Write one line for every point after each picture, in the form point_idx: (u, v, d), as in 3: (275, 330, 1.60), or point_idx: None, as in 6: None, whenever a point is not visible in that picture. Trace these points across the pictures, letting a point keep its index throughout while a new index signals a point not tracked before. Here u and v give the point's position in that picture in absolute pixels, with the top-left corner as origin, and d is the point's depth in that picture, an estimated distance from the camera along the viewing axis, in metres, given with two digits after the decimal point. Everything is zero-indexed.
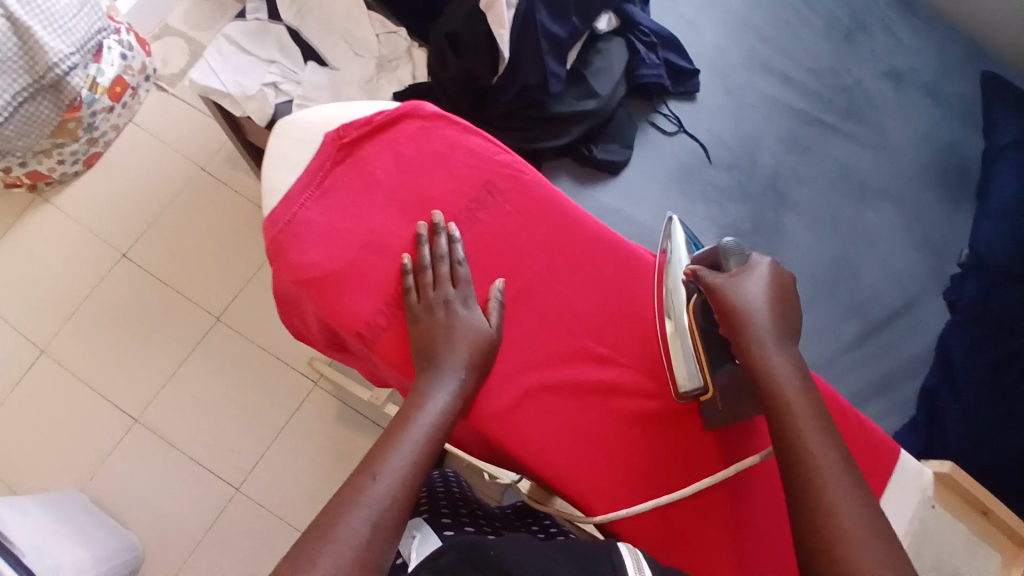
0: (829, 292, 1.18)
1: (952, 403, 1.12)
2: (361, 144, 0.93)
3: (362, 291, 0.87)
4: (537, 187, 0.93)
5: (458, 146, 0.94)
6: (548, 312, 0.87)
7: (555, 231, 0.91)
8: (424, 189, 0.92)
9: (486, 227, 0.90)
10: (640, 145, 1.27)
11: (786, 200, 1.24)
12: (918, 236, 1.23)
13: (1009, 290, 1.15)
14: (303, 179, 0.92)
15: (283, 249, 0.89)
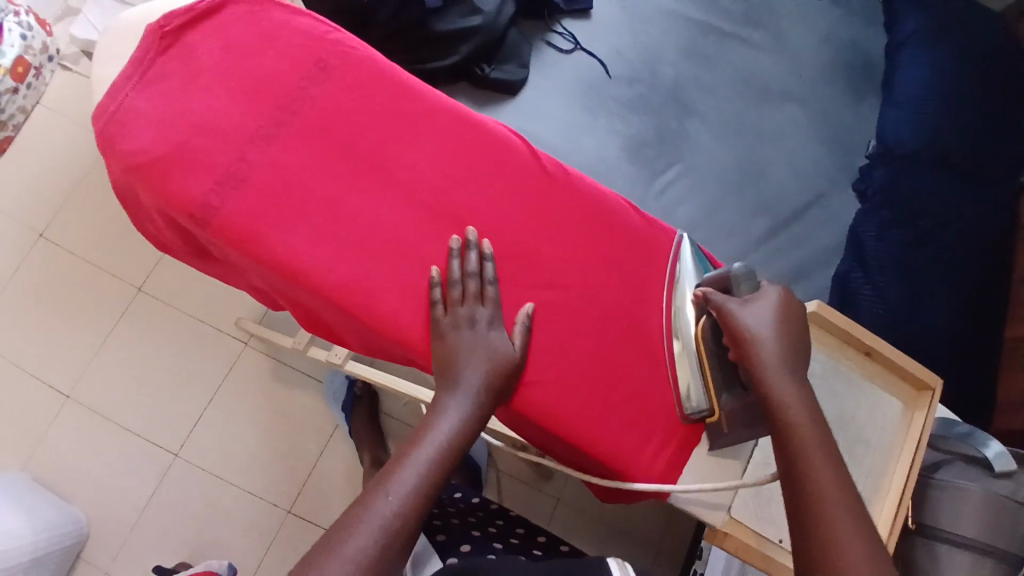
0: (737, 190, 1.27)
1: (865, 283, 1.17)
2: (185, 29, 0.70)
3: (232, 191, 0.66)
4: (370, 62, 0.71)
5: (288, 30, 0.71)
6: (411, 192, 0.70)
7: (439, 116, 0.73)
8: (281, 74, 0.69)
9: (342, 119, 0.69)
10: (538, 64, 1.29)
11: (689, 108, 1.31)
12: (830, 161, 1.31)
13: (915, 171, 1.22)
14: (127, 70, 0.69)
15: (114, 144, 0.67)
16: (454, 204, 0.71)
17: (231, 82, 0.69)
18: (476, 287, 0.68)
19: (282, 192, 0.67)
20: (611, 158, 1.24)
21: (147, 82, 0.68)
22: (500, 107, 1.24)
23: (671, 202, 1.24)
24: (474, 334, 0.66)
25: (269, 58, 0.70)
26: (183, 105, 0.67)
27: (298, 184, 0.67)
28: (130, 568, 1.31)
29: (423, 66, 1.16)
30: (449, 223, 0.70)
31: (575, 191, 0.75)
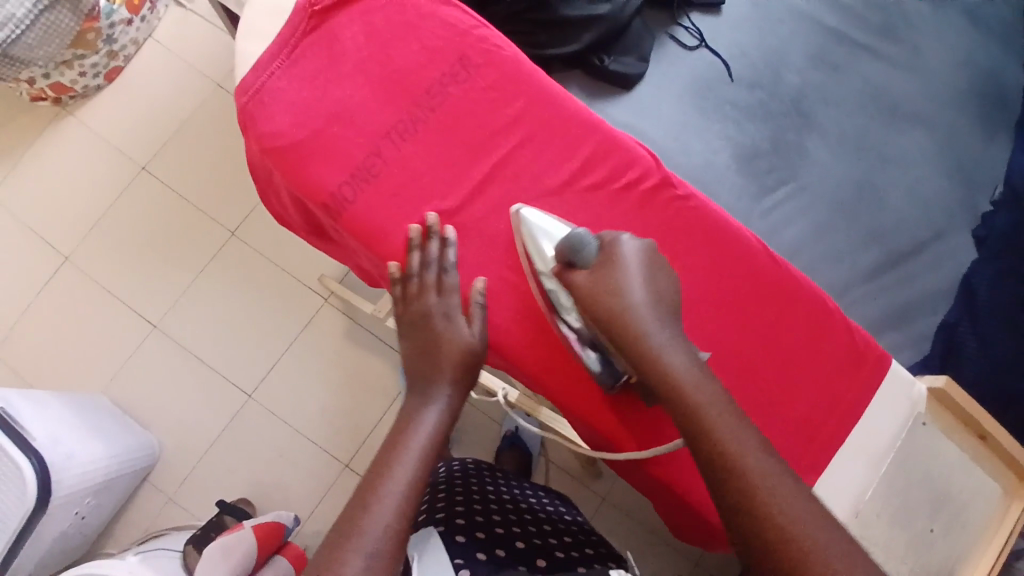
0: (850, 215, 1.19)
1: (970, 333, 1.12)
2: (335, 12, 0.71)
3: (360, 186, 0.67)
4: (513, 63, 0.70)
5: (435, 22, 0.71)
6: (533, 202, 0.69)
7: (572, 125, 0.70)
8: (420, 69, 0.70)
9: (475, 121, 0.69)
10: (659, 58, 1.23)
11: (810, 120, 1.23)
12: (954, 197, 1.21)
13: None
14: (272, 45, 0.70)
15: (255, 119, 0.69)
16: (573, 220, 0.69)
17: (373, 73, 0.69)
18: (437, 277, 0.66)
19: (408, 194, 0.68)
20: (721, 166, 1.18)
21: (294, 62, 0.69)
22: (614, 99, 1.18)
23: (778, 221, 1.17)
24: (441, 328, 0.65)
25: (413, 52, 0.70)
26: (322, 90, 0.68)
27: (423, 185, 0.68)
28: (195, 497, 1.39)
29: (542, 51, 1.10)
30: (565, 240, 0.69)
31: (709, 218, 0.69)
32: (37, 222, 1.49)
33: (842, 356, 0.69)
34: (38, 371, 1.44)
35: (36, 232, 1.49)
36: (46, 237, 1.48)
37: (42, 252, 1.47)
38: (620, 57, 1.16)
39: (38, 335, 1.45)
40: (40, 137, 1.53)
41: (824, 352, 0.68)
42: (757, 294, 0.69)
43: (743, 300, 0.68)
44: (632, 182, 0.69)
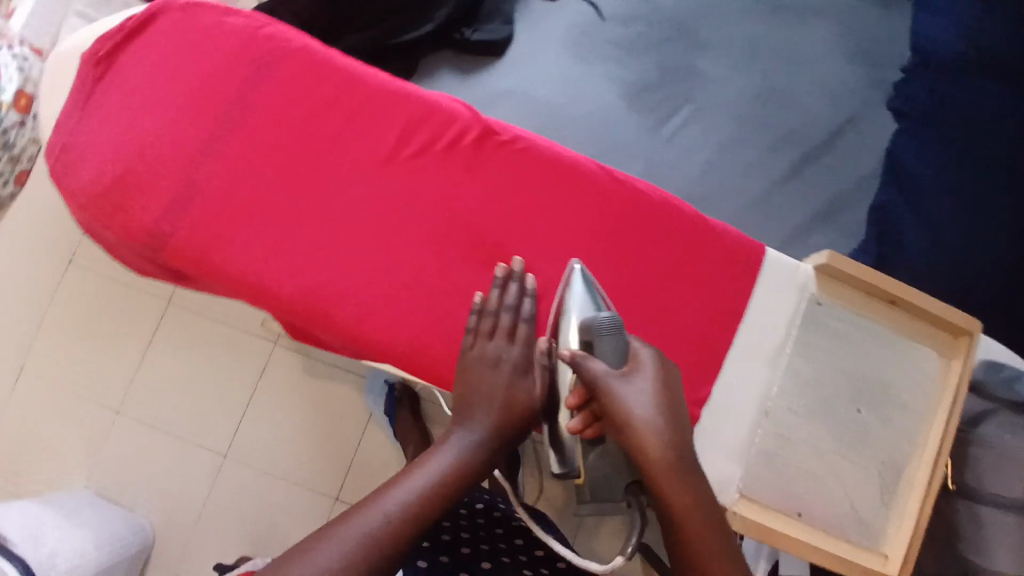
0: (756, 125, 1.15)
1: (907, 212, 1.02)
2: (118, 54, 0.71)
3: (183, 215, 0.67)
4: (305, 52, 0.70)
5: (216, 34, 0.70)
6: (367, 184, 0.69)
7: (380, 100, 0.69)
8: (213, 84, 0.69)
9: (274, 117, 0.68)
10: (523, 19, 1.19)
11: (696, 40, 1.19)
12: (861, 76, 1.16)
13: (961, 72, 1.00)
14: (68, 104, 0.71)
15: (68, 177, 0.69)
16: (410, 194, 0.69)
17: (170, 101, 0.69)
18: (494, 322, 0.66)
19: (233, 210, 0.67)
20: (611, 110, 1.14)
21: (90, 110, 0.70)
22: (490, 69, 1.15)
23: (684, 149, 1.14)
24: (489, 368, 0.64)
25: (204, 68, 0.69)
26: (122, 131, 0.68)
27: (246, 197, 0.68)
28: (197, 565, 1.39)
29: (398, 40, 1.06)
30: (409, 217, 0.69)
31: (539, 158, 0.69)
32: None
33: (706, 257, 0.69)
34: (20, 482, 1.45)
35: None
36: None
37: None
38: (482, 26, 1.13)
39: (12, 447, 1.46)
40: None
41: (688, 260, 0.69)
42: (610, 222, 0.69)
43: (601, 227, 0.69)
44: (454, 138, 0.68)
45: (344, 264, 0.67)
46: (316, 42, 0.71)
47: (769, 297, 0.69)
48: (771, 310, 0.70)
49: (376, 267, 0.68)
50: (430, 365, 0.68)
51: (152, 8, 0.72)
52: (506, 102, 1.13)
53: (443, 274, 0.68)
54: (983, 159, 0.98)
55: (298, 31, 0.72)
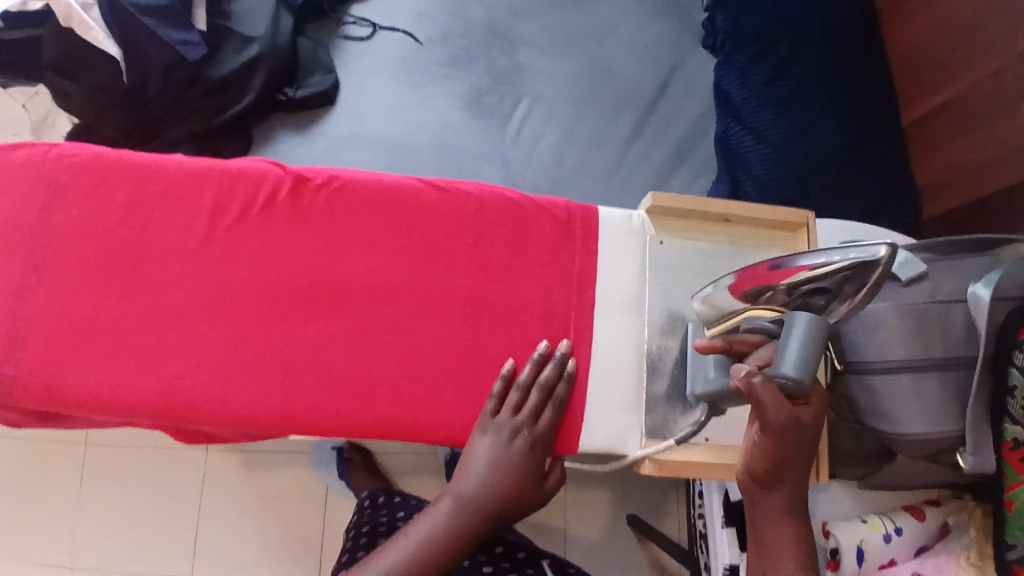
0: (591, 98, 1.19)
1: (744, 133, 1.07)
2: None
3: (21, 356, 0.62)
4: (94, 160, 0.66)
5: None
6: (197, 267, 0.65)
7: (187, 182, 0.67)
8: (15, 218, 0.65)
9: (79, 232, 0.64)
10: (343, 64, 1.19)
11: (512, 38, 1.23)
12: (670, 29, 1.24)
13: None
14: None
15: None
16: (245, 262, 0.65)
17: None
18: (519, 399, 0.63)
19: (74, 333, 0.63)
20: (454, 122, 1.17)
21: None
22: (325, 120, 1.14)
23: (530, 140, 1.17)
24: (499, 444, 0.62)
25: (2, 206, 0.65)
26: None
27: (79, 319, 0.63)
28: None
29: (225, 116, 1.05)
30: (253, 284, 0.65)
31: (357, 188, 0.68)
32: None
33: (550, 230, 0.69)
34: None
35: None
36: None
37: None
38: (305, 82, 1.13)
39: None
40: None
41: (533, 238, 0.69)
42: (449, 229, 0.68)
43: (442, 238, 0.68)
44: (269, 198, 0.66)
45: (204, 350, 0.64)
46: (101, 146, 0.67)
47: (611, 252, 0.69)
48: (622, 266, 0.69)
49: (236, 344, 0.64)
50: (324, 426, 0.64)
51: None
52: (352, 144, 1.13)
53: (298, 332, 0.65)
54: (799, 65, 1.07)
55: (76, 141, 0.68)
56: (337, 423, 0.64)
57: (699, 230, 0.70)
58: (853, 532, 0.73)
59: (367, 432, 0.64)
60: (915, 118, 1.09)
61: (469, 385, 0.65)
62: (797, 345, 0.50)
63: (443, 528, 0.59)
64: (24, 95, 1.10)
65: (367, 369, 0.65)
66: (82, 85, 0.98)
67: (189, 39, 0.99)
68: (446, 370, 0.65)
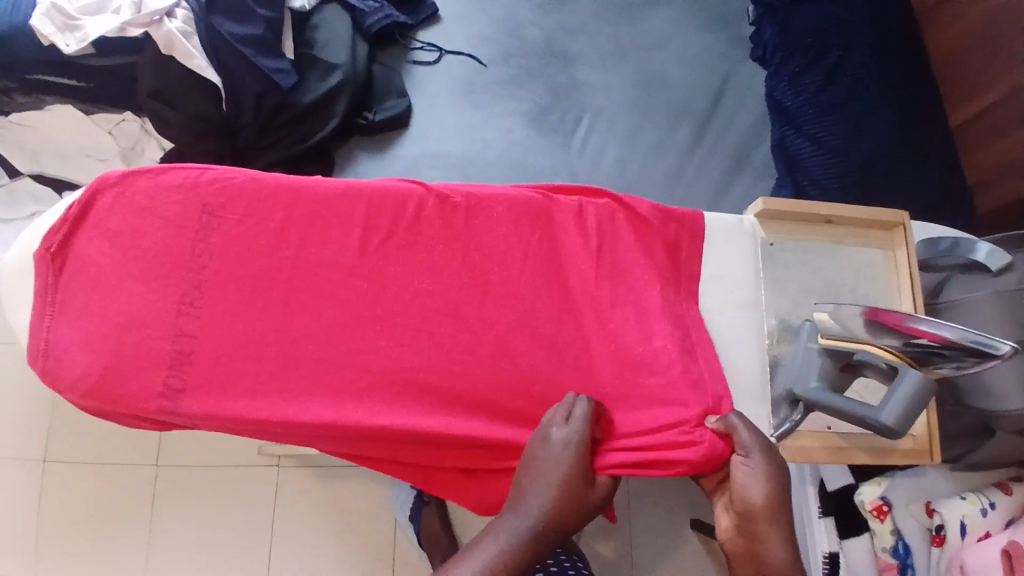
0: (647, 110, 1.25)
1: (802, 139, 1.14)
2: (72, 239, 0.70)
3: (189, 369, 0.66)
4: (247, 182, 0.71)
5: (158, 193, 0.71)
6: (347, 280, 0.70)
7: (332, 201, 0.71)
8: (174, 241, 0.69)
9: (237, 251, 0.69)
10: (412, 88, 1.26)
11: (570, 57, 1.29)
12: (718, 42, 1.30)
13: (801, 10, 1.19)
14: (37, 304, 0.69)
15: (61, 370, 0.67)
16: (389, 273, 0.70)
17: (135, 271, 0.69)
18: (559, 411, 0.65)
19: (236, 346, 0.67)
20: (521, 139, 1.23)
21: (65, 309, 0.69)
22: (400, 142, 1.22)
23: (594, 153, 1.22)
24: (548, 455, 0.62)
25: (159, 229, 0.70)
26: (97, 317, 0.68)
27: (242, 332, 0.68)
28: None
29: (311, 141, 1.12)
30: (396, 294, 0.70)
31: (489, 203, 0.73)
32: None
33: (665, 236, 0.74)
34: None
35: None
36: None
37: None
38: (380, 106, 1.20)
39: None
40: None
41: (652, 244, 0.74)
42: (573, 238, 0.73)
43: (565, 248, 0.73)
44: (409, 214, 0.72)
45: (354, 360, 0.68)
46: (252, 168, 0.72)
47: (725, 252, 0.75)
48: (737, 264, 0.74)
49: (385, 351, 0.68)
50: (468, 426, 0.68)
51: (90, 188, 0.71)
52: (425, 166, 1.20)
53: (439, 339, 0.69)
54: (848, 76, 1.13)
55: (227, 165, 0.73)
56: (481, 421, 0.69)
57: (801, 232, 0.77)
58: (956, 508, 0.79)
59: (509, 435, 0.68)
60: (962, 119, 1.15)
61: (600, 382, 0.70)
62: (903, 406, 0.58)
63: (509, 548, 0.56)
64: (109, 122, 1.11)
65: (509, 369, 0.69)
66: (179, 112, 1.01)
67: (281, 67, 1.05)
68: (579, 367, 0.70)
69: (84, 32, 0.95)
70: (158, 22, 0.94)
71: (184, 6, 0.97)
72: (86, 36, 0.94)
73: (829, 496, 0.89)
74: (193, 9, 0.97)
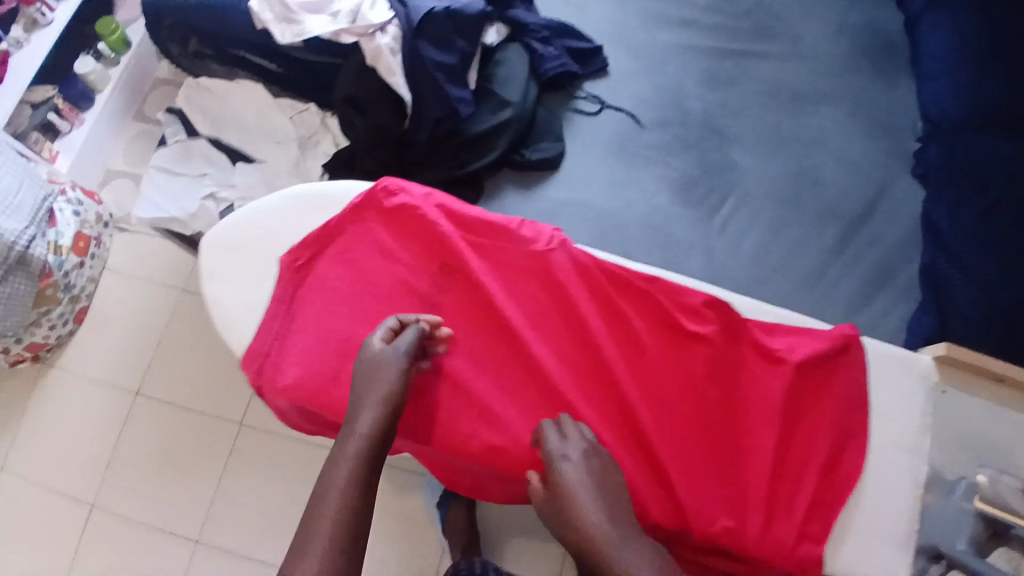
0: (794, 206, 1.25)
1: (953, 271, 1.11)
2: (316, 260, 0.75)
3: (398, 400, 0.70)
4: (487, 233, 0.75)
5: (404, 231, 0.75)
6: (564, 349, 0.73)
7: (567, 275, 0.75)
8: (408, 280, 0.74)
9: (462, 302, 0.74)
10: (569, 133, 1.30)
11: (726, 134, 1.30)
12: (881, 151, 1.29)
13: (977, 136, 1.16)
14: (272, 309, 0.73)
15: (276, 375, 0.71)
16: (574, 336, 0.74)
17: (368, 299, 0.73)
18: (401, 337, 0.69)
19: (435, 387, 0.72)
20: (665, 207, 1.25)
21: (291, 318, 0.73)
22: (547, 184, 1.26)
23: (733, 237, 1.23)
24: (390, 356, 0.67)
25: (399, 264, 0.75)
26: (323, 333, 0.72)
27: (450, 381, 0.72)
28: None
29: (466, 168, 1.17)
30: (580, 360, 0.73)
31: (688, 293, 0.74)
32: (22, 483, 1.34)
33: (862, 364, 0.74)
34: None
35: (43, 485, 1.33)
36: (51, 489, 1.33)
37: (41, 513, 1.32)
38: (535, 145, 1.25)
39: None
40: (27, 401, 1.39)
41: (850, 368, 0.74)
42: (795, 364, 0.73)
43: (779, 374, 0.73)
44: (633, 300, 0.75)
45: (539, 418, 0.72)
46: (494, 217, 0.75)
47: (890, 391, 0.77)
48: (907, 409, 0.76)
49: (557, 414, 0.71)
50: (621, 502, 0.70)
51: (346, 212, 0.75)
52: (568, 211, 1.24)
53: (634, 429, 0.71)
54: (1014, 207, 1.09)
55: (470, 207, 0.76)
56: (645, 507, 0.69)
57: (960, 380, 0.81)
58: None
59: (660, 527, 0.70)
60: None
61: (770, 496, 0.71)
62: None
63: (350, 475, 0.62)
64: (294, 109, 1.20)
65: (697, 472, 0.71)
66: (368, 120, 1.07)
67: (464, 97, 1.10)
68: (742, 466, 0.71)
69: (301, 27, 1.01)
70: (371, 35, 1.02)
71: (394, 24, 1.03)
72: (303, 32, 1.01)
73: None
74: (403, 28, 1.03)
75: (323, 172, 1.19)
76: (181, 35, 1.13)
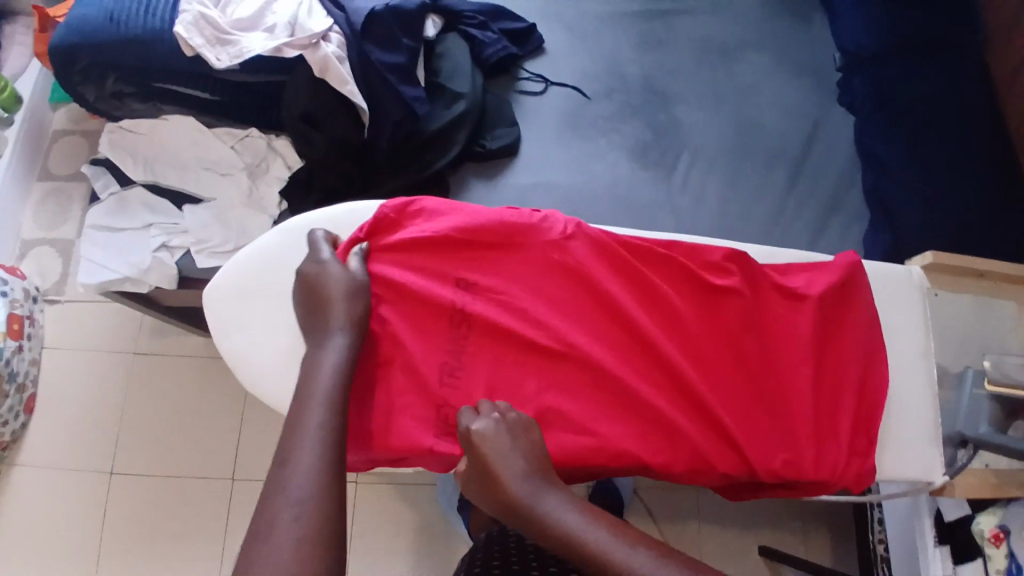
0: (745, 152, 1.29)
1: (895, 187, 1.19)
2: None
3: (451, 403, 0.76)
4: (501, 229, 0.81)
5: (424, 240, 0.81)
6: (592, 320, 0.80)
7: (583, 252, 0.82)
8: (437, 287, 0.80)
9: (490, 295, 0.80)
10: (520, 116, 1.29)
11: (668, 95, 1.33)
12: (810, 88, 1.36)
13: (891, 65, 1.27)
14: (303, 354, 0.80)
15: None
16: (601, 306, 0.80)
17: (405, 315, 0.79)
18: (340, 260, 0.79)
19: (479, 380, 0.77)
20: (627, 173, 1.25)
21: None
22: (510, 171, 1.23)
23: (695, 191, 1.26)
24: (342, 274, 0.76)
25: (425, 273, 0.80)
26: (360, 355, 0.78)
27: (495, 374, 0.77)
28: None
29: (432, 168, 1.13)
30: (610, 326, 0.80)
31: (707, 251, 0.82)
32: None
33: (866, 285, 0.83)
34: None
35: None
36: None
37: None
38: (492, 134, 1.23)
39: None
40: None
41: (857, 289, 0.82)
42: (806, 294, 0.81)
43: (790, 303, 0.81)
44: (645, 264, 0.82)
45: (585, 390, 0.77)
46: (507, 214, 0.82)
47: (890, 300, 0.84)
48: (908, 316, 0.84)
49: (601, 378, 0.77)
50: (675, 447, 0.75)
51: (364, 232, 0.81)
52: (534, 194, 1.22)
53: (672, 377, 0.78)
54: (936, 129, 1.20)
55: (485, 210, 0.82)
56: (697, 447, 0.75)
57: (947, 284, 0.89)
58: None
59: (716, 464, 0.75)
60: None
61: (818, 420, 0.77)
62: None
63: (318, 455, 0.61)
64: (233, 136, 1.12)
65: (738, 406, 0.77)
66: (326, 134, 1.02)
67: (419, 95, 1.06)
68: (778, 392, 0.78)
69: (236, 47, 0.95)
70: (315, 45, 0.96)
71: (336, 31, 0.99)
72: (241, 51, 0.95)
73: (943, 525, 0.96)
74: (346, 34, 1.00)
75: (278, 198, 1.12)
76: (94, 73, 1.02)
